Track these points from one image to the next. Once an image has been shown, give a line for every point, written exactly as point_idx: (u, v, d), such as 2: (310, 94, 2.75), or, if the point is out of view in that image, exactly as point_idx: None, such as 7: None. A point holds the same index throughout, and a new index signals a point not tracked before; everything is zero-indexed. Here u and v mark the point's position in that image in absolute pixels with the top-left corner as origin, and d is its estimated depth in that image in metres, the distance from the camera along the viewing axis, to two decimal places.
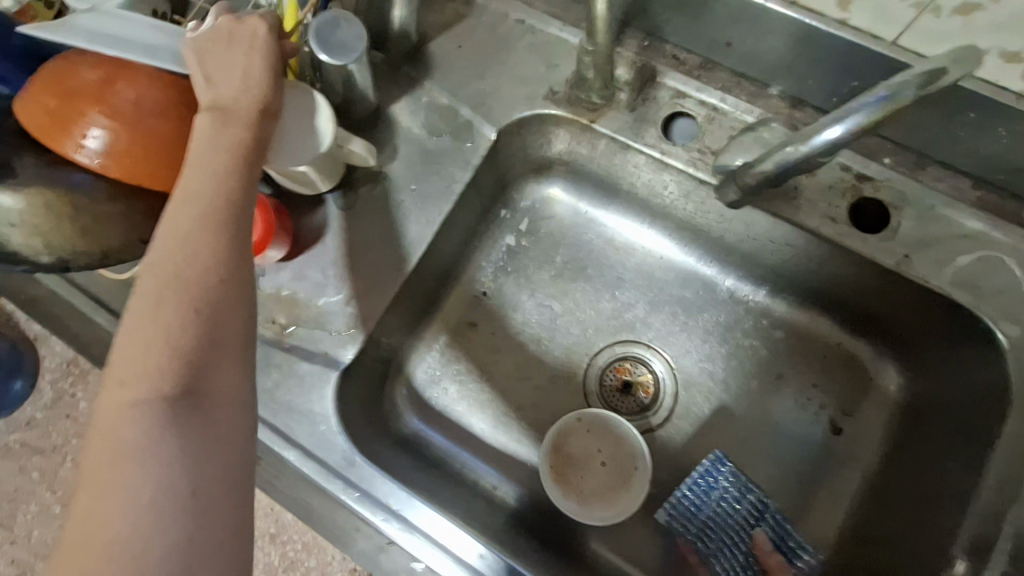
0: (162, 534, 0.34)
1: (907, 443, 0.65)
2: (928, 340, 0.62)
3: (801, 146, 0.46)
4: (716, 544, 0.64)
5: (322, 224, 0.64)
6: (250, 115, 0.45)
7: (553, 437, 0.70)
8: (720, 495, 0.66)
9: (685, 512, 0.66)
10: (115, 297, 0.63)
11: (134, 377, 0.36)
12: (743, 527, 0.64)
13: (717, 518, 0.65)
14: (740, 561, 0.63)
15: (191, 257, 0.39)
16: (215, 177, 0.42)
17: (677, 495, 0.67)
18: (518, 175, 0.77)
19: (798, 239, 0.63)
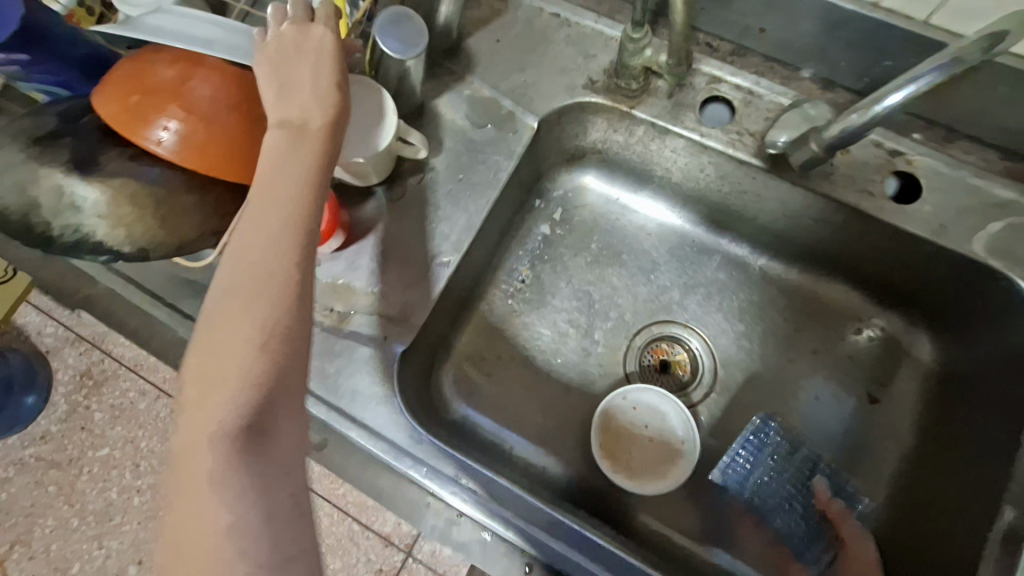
0: (248, 514, 0.38)
1: (943, 409, 0.68)
2: (963, 307, 0.65)
3: (865, 112, 0.52)
4: (775, 501, 0.67)
5: (373, 214, 0.66)
6: (324, 126, 0.48)
7: (602, 416, 0.73)
8: (773, 453, 0.68)
9: (739, 472, 0.68)
10: (168, 291, 0.64)
11: (226, 365, 0.40)
12: (798, 483, 0.67)
13: (772, 475, 0.68)
14: (800, 515, 0.66)
15: (276, 259, 0.42)
16: (295, 183, 0.45)
17: (729, 458, 0.68)
18: (552, 166, 0.79)
19: (834, 215, 0.65)
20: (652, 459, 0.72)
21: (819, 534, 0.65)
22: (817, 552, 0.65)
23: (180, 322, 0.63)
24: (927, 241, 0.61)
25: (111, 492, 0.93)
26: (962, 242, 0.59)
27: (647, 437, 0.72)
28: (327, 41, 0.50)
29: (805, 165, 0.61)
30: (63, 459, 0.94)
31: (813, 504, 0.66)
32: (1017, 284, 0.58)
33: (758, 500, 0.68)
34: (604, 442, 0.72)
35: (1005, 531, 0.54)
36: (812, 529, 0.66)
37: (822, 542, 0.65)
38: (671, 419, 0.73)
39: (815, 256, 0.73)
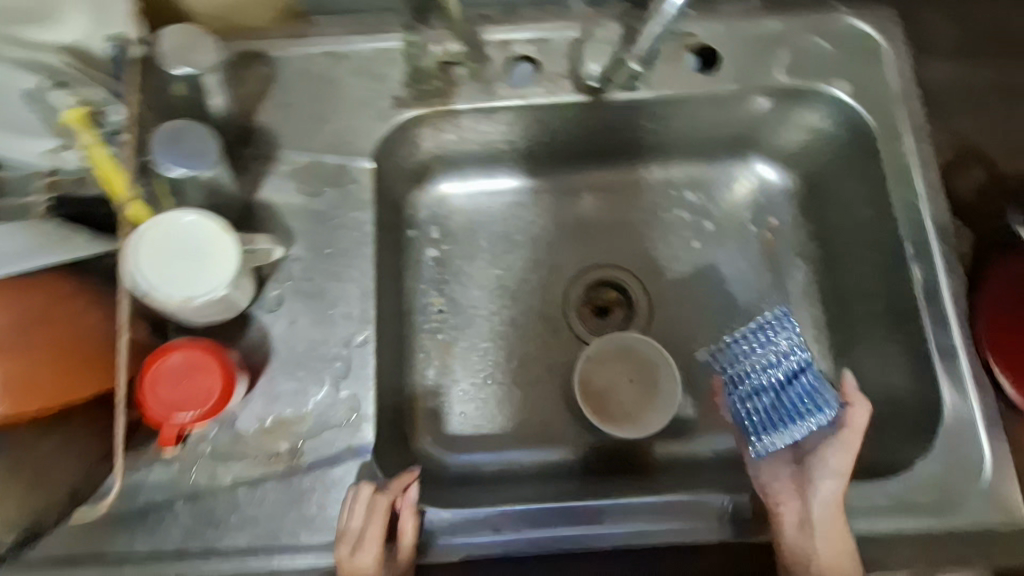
0: None
1: (821, 215, 0.76)
2: (790, 131, 0.74)
3: (659, 21, 0.58)
4: (748, 389, 0.60)
5: (263, 336, 0.58)
6: None
7: (581, 385, 0.73)
8: (774, 346, 0.59)
9: (731, 353, 0.61)
10: (83, 546, 0.53)
11: None
12: (781, 374, 0.59)
13: (763, 366, 0.60)
14: (773, 409, 0.59)
15: None
16: None
17: (727, 343, 0.61)
18: (404, 192, 0.76)
19: (669, 110, 0.71)
20: (642, 398, 0.73)
21: (787, 431, 0.58)
22: (765, 443, 0.59)
23: (117, 568, 0.53)
24: (745, 90, 0.69)
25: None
26: (770, 76, 0.68)
27: (627, 383, 0.73)
28: (376, 524, 0.53)
29: (630, 82, 0.67)
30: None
31: (782, 403, 0.59)
32: (824, 90, 0.68)
33: (742, 388, 0.60)
34: (595, 402, 0.73)
35: (923, 286, 0.63)
36: (780, 422, 0.58)
37: (772, 439, 0.58)
38: (642, 350, 0.74)
39: (667, 147, 0.79)
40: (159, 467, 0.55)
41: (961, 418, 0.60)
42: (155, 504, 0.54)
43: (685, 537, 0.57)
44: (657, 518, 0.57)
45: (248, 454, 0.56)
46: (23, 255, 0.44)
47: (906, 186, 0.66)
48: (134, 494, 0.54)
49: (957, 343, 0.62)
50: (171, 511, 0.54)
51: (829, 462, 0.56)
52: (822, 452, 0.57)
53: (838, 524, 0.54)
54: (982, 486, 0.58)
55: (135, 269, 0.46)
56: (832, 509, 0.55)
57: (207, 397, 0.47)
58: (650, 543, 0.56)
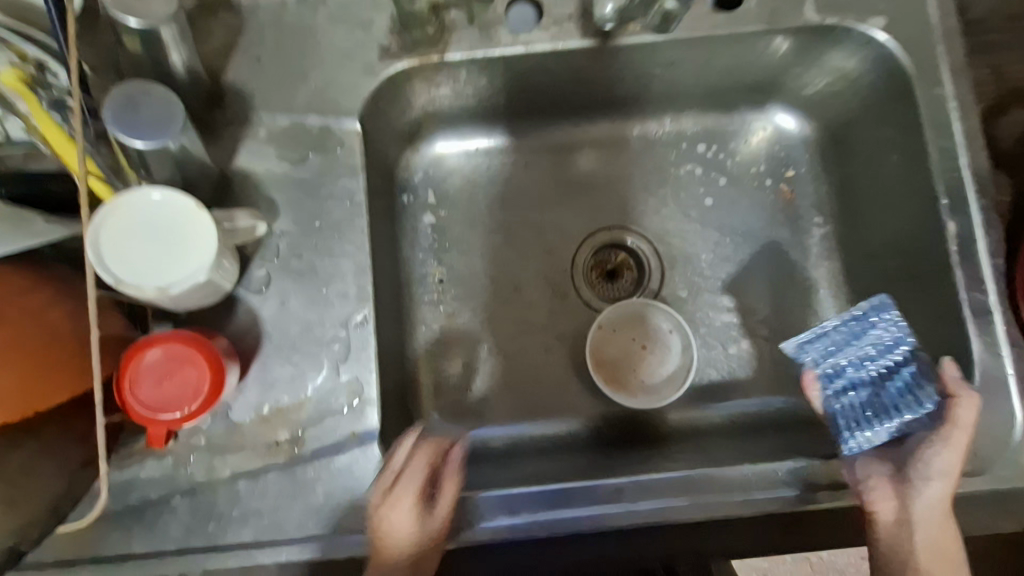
0: None
1: (844, 166, 0.72)
2: (813, 73, 0.69)
3: None
4: (840, 384, 0.57)
5: (252, 320, 0.54)
6: None
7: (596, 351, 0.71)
8: (876, 335, 0.56)
9: (830, 346, 0.58)
10: (81, 545, 0.51)
11: None
12: (876, 368, 0.57)
13: (863, 359, 0.57)
14: (871, 404, 0.55)
15: None
16: None
17: (816, 333, 0.58)
18: (396, 154, 0.70)
19: (684, 53, 0.65)
20: (654, 367, 0.71)
21: (883, 426, 0.54)
22: (859, 439, 0.54)
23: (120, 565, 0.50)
24: (771, 31, 0.63)
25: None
26: (797, 15, 0.62)
27: (640, 350, 0.71)
28: (417, 475, 0.51)
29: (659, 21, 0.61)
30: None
31: (881, 400, 0.55)
32: (854, 27, 0.62)
33: (835, 383, 0.57)
34: (607, 370, 0.71)
35: (956, 240, 0.60)
36: (879, 419, 0.54)
37: (870, 434, 0.54)
38: (657, 315, 0.72)
39: (679, 95, 0.73)
40: (153, 462, 0.52)
41: (993, 377, 0.57)
42: (152, 500, 0.51)
43: (695, 512, 0.55)
44: (671, 493, 0.55)
45: (246, 444, 0.53)
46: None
47: (941, 132, 0.61)
48: (129, 491, 0.51)
49: (991, 300, 0.59)
50: (170, 507, 0.51)
51: (931, 459, 0.51)
52: (922, 450, 0.52)
53: (945, 526, 0.50)
54: (1011, 446, 0.56)
55: (97, 260, 0.40)
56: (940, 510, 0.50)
57: (196, 391, 0.44)
58: (665, 518, 0.55)
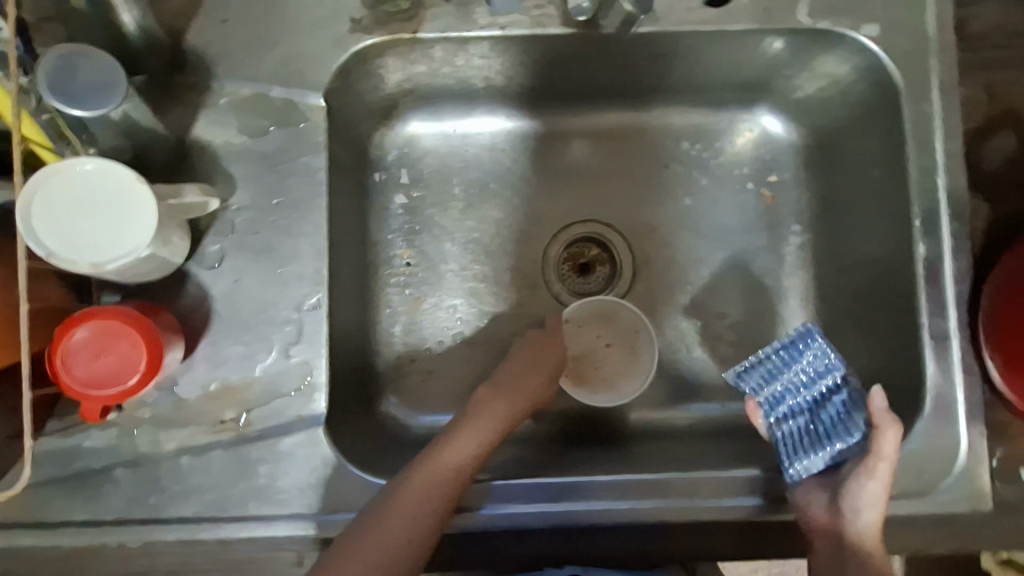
0: None
1: (828, 175, 0.70)
2: (803, 77, 0.66)
3: None
4: (780, 410, 0.57)
5: (202, 297, 0.53)
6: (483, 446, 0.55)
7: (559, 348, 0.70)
8: (803, 365, 0.56)
9: (762, 374, 0.57)
10: (22, 508, 0.51)
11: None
12: (811, 395, 0.56)
13: (795, 387, 0.57)
14: (809, 430, 0.56)
15: (404, 515, 0.49)
16: (430, 489, 0.51)
17: (753, 361, 0.58)
18: (369, 131, 0.68)
19: (670, 48, 0.63)
20: (620, 365, 0.70)
21: (821, 451, 0.54)
22: (798, 465, 0.54)
23: (59, 530, 0.51)
24: (762, 31, 0.60)
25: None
26: (790, 17, 0.59)
27: (606, 347, 0.70)
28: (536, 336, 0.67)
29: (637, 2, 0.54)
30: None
31: (818, 425, 0.56)
32: (847, 33, 0.60)
33: (774, 412, 0.57)
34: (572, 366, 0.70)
35: (926, 263, 0.59)
36: (815, 447, 0.55)
37: (807, 461, 0.54)
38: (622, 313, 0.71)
39: (664, 89, 0.71)
40: (97, 432, 0.52)
41: (944, 402, 0.57)
42: (94, 469, 0.51)
43: (641, 514, 0.55)
44: (617, 496, 0.55)
45: (191, 420, 0.52)
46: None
47: (923, 150, 0.60)
48: (72, 459, 0.51)
49: (952, 326, 0.58)
50: (111, 478, 0.51)
51: (858, 487, 0.51)
52: (850, 479, 0.52)
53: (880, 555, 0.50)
54: (955, 471, 0.56)
55: (30, 234, 0.39)
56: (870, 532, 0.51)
57: (132, 363, 0.43)
58: (610, 519, 0.55)
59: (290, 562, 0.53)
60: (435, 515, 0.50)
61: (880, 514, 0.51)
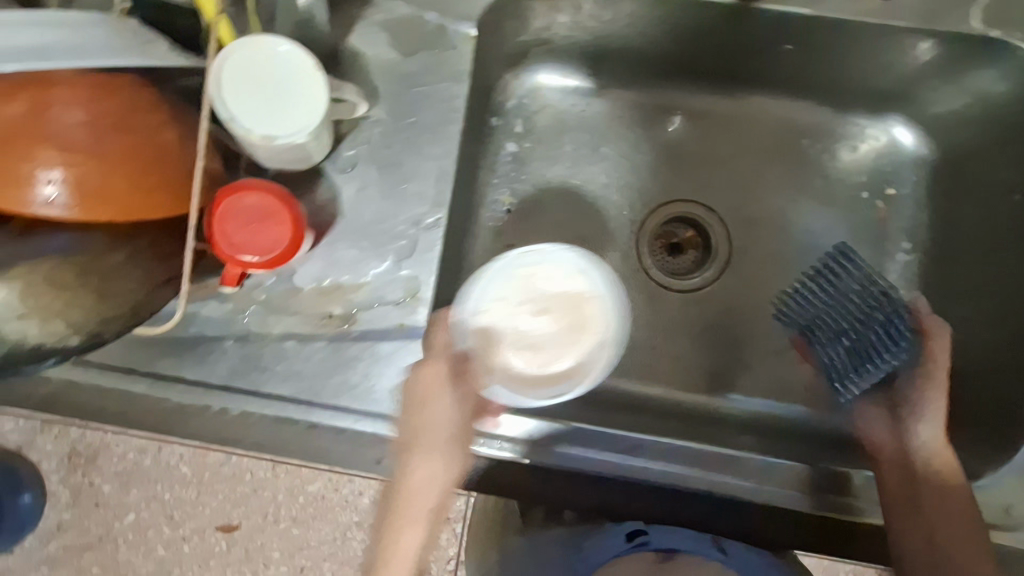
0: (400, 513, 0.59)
1: (954, 197, 0.68)
2: (946, 91, 0.64)
3: None
4: (825, 335, 0.64)
5: (332, 197, 0.56)
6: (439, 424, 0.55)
7: (478, 335, 0.58)
8: (842, 289, 0.63)
9: (801, 302, 0.67)
10: (137, 358, 0.55)
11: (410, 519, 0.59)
12: (857, 318, 0.61)
13: (835, 308, 0.63)
14: (852, 347, 0.62)
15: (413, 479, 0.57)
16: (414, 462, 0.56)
17: (793, 293, 0.68)
18: (498, 74, 0.70)
19: (822, 37, 0.61)
20: (566, 324, 0.59)
21: (870, 367, 0.62)
22: (857, 379, 0.63)
23: (167, 385, 0.54)
24: (923, 31, 0.58)
25: (158, 549, 0.89)
26: (961, 21, 0.57)
27: (538, 318, 0.59)
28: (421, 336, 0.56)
29: None
30: (93, 538, 0.89)
31: (861, 341, 0.61)
32: None
33: (817, 335, 0.65)
34: (507, 344, 0.59)
35: None
36: (863, 365, 0.62)
37: (857, 373, 0.63)
38: (539, 278, 0.60)
39: (796, 82, 0.70)
40: (215, 303, 0.55)
41: None
42: (207, 337, 0.55)
43: (709, 484, 0.57)
44: (669, 460, 0.57)
45: (301, 310, 0.55)
46: (122, 55, 0.40)
47: None
48: (188, 324, 0.55)
49: None
50: (222, 347, 0.55)
51: (913, 389, 0.61)
52: (904, 382, 0.62)
53: (944, 455, 0.58)
54: None
55: (218, 93, 0.42)
56: (934, 445, 0.59)
57: (278, 220, 0.46)
58: (679, 483, 0.57)
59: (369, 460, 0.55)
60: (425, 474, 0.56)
61: (941, 425, 0.60)
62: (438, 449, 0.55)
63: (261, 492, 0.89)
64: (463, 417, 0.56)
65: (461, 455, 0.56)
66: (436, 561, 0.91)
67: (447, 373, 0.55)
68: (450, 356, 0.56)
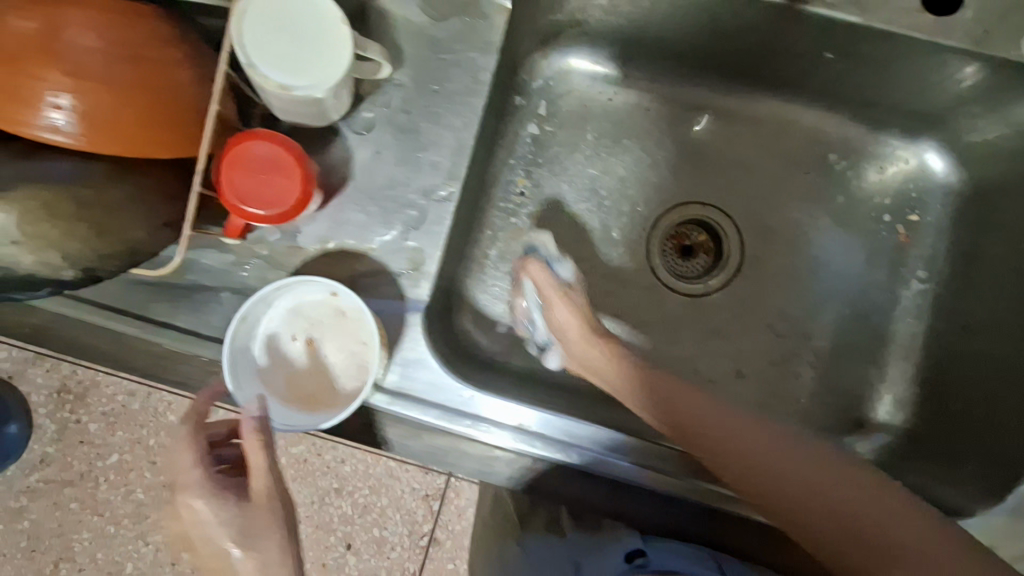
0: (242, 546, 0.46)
1: (977, 229, 0.66)
2: (979, 120, 0.62)
3: None
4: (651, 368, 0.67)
5: (345, 159, 0.54)
6: (202, 462, 0.47)
7: (275, 381, 0.50)
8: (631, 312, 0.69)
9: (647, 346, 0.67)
10: (132, 300, 0.54)
11: (244, 560, 0.46)
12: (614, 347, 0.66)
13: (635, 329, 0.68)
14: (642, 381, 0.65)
15: (207, 524, 0.46)
16: (204, 507, 0.46)
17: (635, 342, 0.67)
18: (526, 52, 0.68)
19: (865, 49, 0.59)
20: (337, 351, 0.52)
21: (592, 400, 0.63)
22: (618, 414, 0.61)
23: (157, 331, 0.53)
24: (971, 54, 0.55)
25: (136, 493, 0.89)
26: (1012, 48, 0.54)
27: (319, 348, 0.52)
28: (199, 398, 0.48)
29: None
30: (74, 474, 0.89)
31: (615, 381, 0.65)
32: None
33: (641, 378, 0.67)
34: (314, 375, 0.51)
35: None
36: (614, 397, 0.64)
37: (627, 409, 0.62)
38: (301, 317, 0.52)
39: (831, 94, 0.68)
40: (215, 254, 0.54)
41: None
42: (203, 287, 0.54)
43: (686, 487, 0.57)
44: (643, 459, 0.57)
45: (303, 269, 0.54)
46: None
47: None
48: (187, 272, 0.54)
49: None
50: (218, 298, 0.54)
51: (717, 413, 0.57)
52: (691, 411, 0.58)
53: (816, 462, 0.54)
54: None
55: (238, 36, 0.41)
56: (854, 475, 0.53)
57: (276, 164, 0.45)
58: (654, 485, 0.57)
59: (357, 428, 0.55)
60: (219, 505, 0.46)
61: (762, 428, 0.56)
62: (257, 535, 0.46)
63: None
64: (270, 509, 0.46)
65: (270, 508, 0.46)
66: (411, 535, 0.91)
67: (206, 484, 0.46)
68: (204, 455, 0.47)
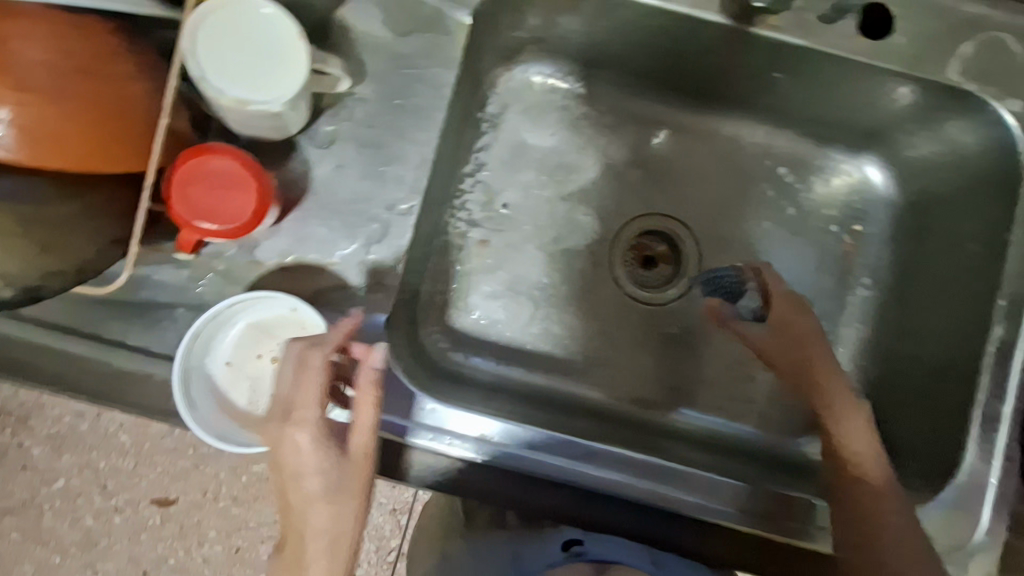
0: (319, 505, 0.45)
1: (917, 239, 0.70)
2: (915, 135, 0.66)
3: None
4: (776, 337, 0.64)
5: (304, 173, 0.54)
6: (320, 400, 0.45)
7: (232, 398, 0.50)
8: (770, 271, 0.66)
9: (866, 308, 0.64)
10: (81, 319, 0.52)
11: (327, 510, 0.45)
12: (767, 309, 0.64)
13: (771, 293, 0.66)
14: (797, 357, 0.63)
15: (303, 464, 0.44)
16: (308, 451, 0.44)
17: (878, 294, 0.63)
18: (490, 66, 0.70)
19: (811, 69, 0.63)
20: None
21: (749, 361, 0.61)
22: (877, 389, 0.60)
23: (110, 351, 0.51)
24: (905, 75, 0.60)
25: (85, 519, 0.84)
26: (940, 70, 0.59)
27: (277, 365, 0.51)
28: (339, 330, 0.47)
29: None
30: (15, 502, 0.84)
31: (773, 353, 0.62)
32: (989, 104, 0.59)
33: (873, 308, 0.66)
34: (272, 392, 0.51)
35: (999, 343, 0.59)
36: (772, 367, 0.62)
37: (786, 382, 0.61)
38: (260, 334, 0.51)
39: (782, 110, 0.71)
40: (170, 269, 0.52)
41: (977, 482, 0.58)
42: (157, 304, 0.52)
43: (654, 498, 0.57)
44: (620, 469, 0.57)
45: (261, 284, 0.53)
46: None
47: None
48: (138, 289, 0.52)
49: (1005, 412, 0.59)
50: (173, 316, 0.52)
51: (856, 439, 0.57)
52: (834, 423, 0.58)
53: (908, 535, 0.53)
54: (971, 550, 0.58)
55: (190, 50, 0.41)
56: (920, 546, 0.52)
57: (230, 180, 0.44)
58: (628, 494, 0.57)
59: None
60: (326, 452, 0.45)
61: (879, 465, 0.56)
62: (345, 492, 0.45)
63: (202, 467, 0.85)
64: (365, 467, 0.46)
65: (363, 469, 0.45)
66: (378, 550, 0.89)
67: (321, 424, 0.45)
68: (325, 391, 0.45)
